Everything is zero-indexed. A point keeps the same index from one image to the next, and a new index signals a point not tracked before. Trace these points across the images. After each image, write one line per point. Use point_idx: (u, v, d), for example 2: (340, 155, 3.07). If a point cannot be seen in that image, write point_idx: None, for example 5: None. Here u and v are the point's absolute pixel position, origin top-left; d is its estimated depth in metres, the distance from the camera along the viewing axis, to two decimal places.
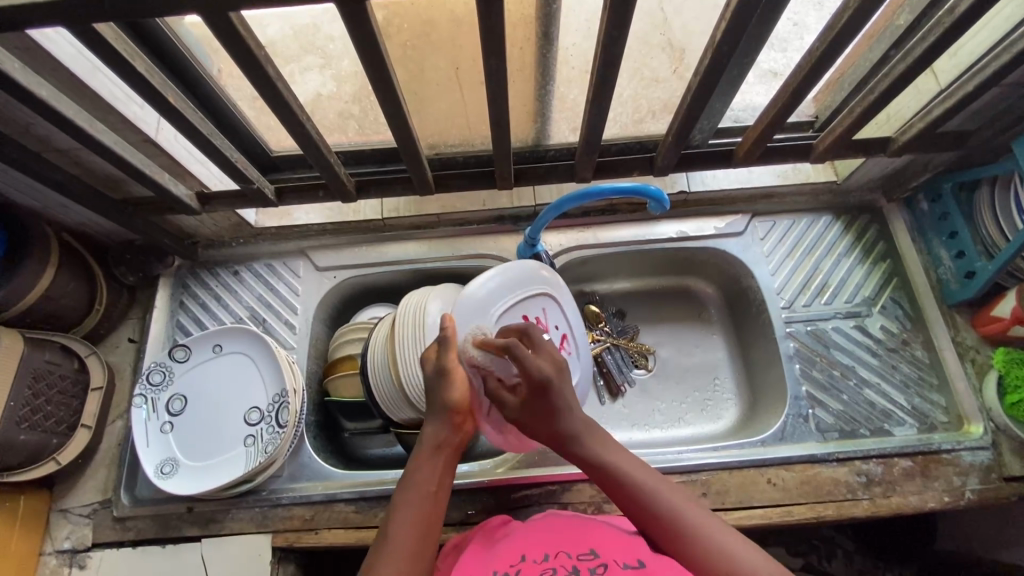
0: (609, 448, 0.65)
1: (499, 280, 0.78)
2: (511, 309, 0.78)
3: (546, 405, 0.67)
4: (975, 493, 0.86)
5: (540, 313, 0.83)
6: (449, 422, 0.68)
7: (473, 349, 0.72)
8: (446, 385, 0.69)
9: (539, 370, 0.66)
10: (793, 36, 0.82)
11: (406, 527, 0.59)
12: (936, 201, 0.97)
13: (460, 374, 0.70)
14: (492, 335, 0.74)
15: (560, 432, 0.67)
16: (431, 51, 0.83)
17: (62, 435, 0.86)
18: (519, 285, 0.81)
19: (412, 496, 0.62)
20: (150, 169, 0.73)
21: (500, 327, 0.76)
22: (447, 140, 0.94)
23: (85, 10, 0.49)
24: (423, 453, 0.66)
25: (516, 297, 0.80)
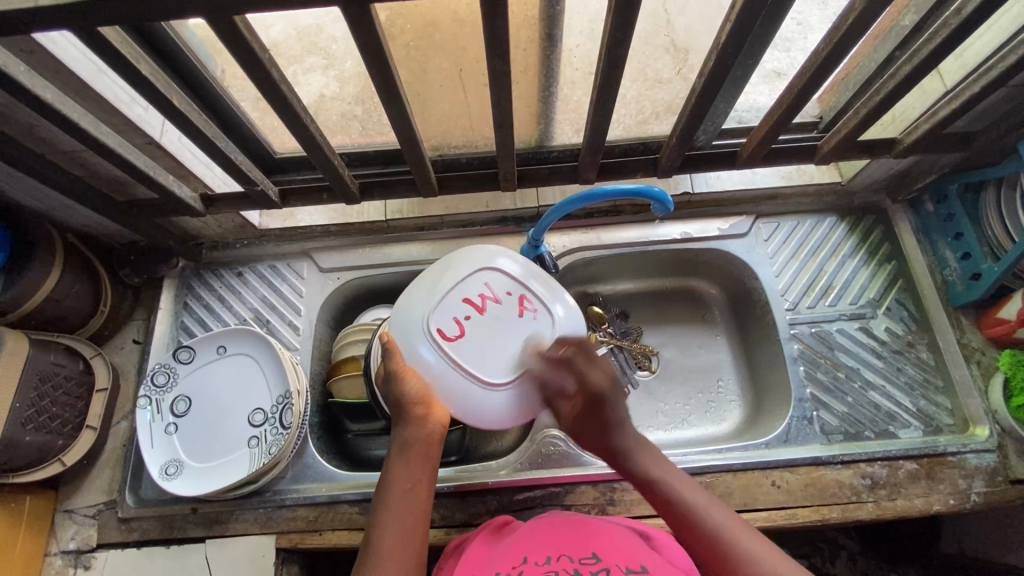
0: (674, 477, 0.65)
1: (443, 269, 0.78)
2: (454, 292, 0.75)
3: (599, 420, 0.68)
4: (980, 496, 0.85)
5: (500, 282, 0.77)
6: (411, 420, 0.68)
7: (418, 351, 0.73)
8: (398, 387, 0.70)
9: (595, 383, 0.69)
10: (797, 35, 0.89)
11: (388, 533, 0.61)
12: (942, 202, 0.96)
13: (408, 372, 0.71)
14: (437, 329, 0.73)
15: (611, 447, 0.68)
16: (433, 53, 0.87)
17: (67, 437, 0.86)
18: (463, 265, 0.77)
19: (392, 499, 0.63)
20: (155, 172, 0.74)
21: (448, 317, 0.74)
22: (450, 142, 0.90)
23: (90, 13, 0.49)
24: (393, 458, 0.67)
25: (463, 277, 0.76)
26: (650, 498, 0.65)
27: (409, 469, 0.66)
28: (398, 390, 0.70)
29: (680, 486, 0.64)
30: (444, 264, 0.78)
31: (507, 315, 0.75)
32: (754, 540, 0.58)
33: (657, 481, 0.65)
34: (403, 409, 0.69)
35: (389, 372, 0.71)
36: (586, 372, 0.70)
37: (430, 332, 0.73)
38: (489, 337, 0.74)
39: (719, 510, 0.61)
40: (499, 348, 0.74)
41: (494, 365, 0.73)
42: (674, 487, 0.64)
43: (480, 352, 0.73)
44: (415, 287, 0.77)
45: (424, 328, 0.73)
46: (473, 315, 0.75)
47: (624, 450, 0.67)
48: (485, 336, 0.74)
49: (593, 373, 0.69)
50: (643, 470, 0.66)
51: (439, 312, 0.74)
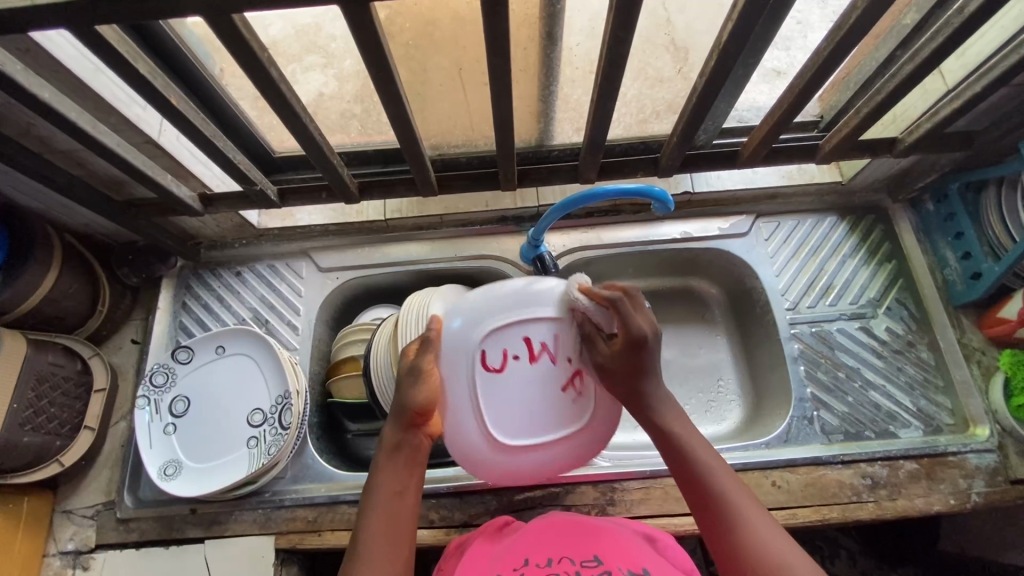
0: (696, 440, 0.65)
1: (508, 296, 0.67)
2: (512, 327, 0.66)
3: (635, 365, 0.64)
4: (981, 496, 0.85)
5: (568, 343, 0.67)
6: (410, 425, 0.65)
7: (456, 363, 0.67)
8: (412, 385, 0.66)
9: (638, 327, 0.63)
10: (797, 33, 0.87)
11: (374, 536, 0.60)
12: (942, 201, 0.96)
13: (432, 376, 0.66)
14: (482, 352, 0.66)
15: (642, 393, 0.66)
16: (433, 51, 0.85)
17: (65, 438, 0.86)
18: (540, 304, 0.67)
19: (379, 502, 0.62)
20: (153, 171, 0.73)
21: (497, 346, 0.66)
22: (450, 141, 0.91)
23: (87, 12, 0.49)
24: (383, 459, 0.65)
25: (524, 315, 0.66)
26: (663, 448, 0.66)
27: (399, 474, 0.64)
28: (406, 391, 0.66)
29: (697, 446, 0.64)
30: (512, 291, 0.67)
31: (552, 378, 0.67)
32: (760, 516, 0.58)
33: (676, 436, 0.65)
34: (406, 411, 0.65)
35: (411, 367, 0.66)
36: (630, 316, 0.64)
37: (474, 351, 0.66)
38: (524, 387, 0.67)
39: (730, 477, 0.61)
40: (529, 401, 0.67)
41: (512, 415, 0.67)
42: (692, 448, 0.64)
43: (506, 400, 0.67)
44: (473, 300, 0.68)
45: (470, 346, 0.66)
46: (522, 358, 0.67)
47: (653, 398, 0.66)
48: (522, 385, 0.67)
49: (637, 318, 0.64)
50: (663, 422, 0.66)
51: (493, 337, 0.66)
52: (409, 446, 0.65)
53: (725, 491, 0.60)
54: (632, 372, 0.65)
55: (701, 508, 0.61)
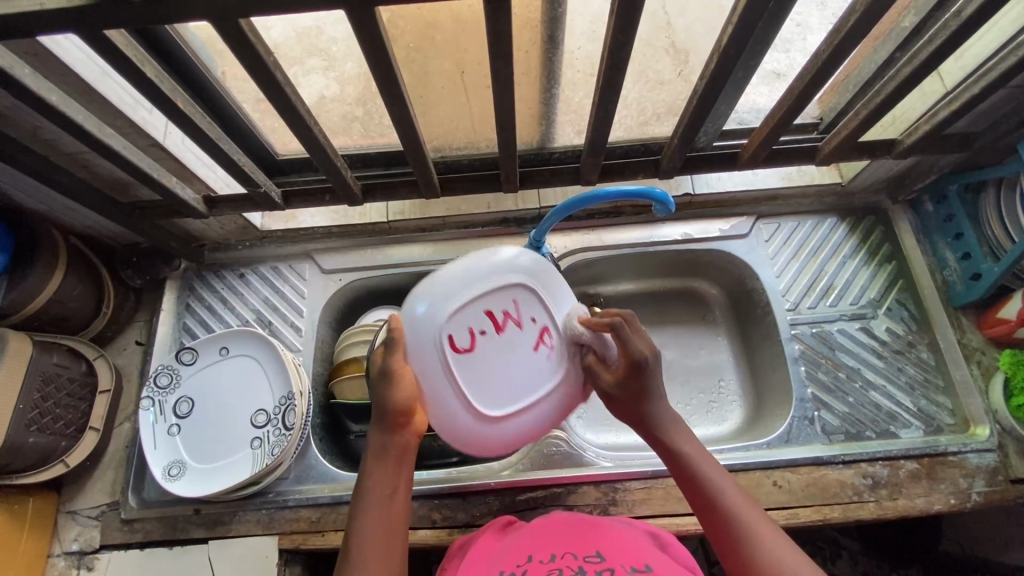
0: (701, 454, 0.65)
1: (458, 276, 0.65)
2: (472, 304, 0.64)
3: (638, 389, 0.66)
4: (982, 496, 0.86)
5: (528, 303, 0.67)
6: (394, 427, 0.64)
7: (424, 351, 0.64)
8: (389, 388, 0.64)
9: (638, 352, 0.64)
10: (796, 36, 0.88)
11: (368, 545, 0.59)
12: (942, 203, 0.97)
13: (405, 375, 0.64)
14: (450, 337, 0.63)
15: (645, 412, 0.67)
16: (433, 54, 0.87)
17: (70, 438, 0.86)
18: (494, 273, 0.66)
19: (370, 506, 0.62)
20: (159, 174, 0.74)
21: (464, 325, 0.64)
22: (452, 144, 0.91)
23: (96, 17, 0.49)
24: (371, 463, 0.64)
25: (481, 289, 0.65)
26: (673, 468, 0.66)
27: (386, 475, 0.64)
28: (384, 393, 0.64)
29: (705, 463, 0.64)
30: (459, 270, 0.65)
31: (523, 342, 0.66)
32: (772, 534, 0.58)
33: (685, 455, 0.65)
34: (387, 414, 0.64)
35: (386, 368, 0.64)
36: (629, 341, 0.64)
37: (442, 337, 0.63)
38: (496, 357, 0.65)
39: (740, 494, 0.62)
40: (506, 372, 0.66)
41: (494, 387, 0.66)
42: (701, 466, 0.64)
43: (483, 373, 0.65)
44: (427, 289, 0.64)
45: (436, 331, 0.63)
46: (490, 332, 0.65)
47: (656, 416, 0.67)
48: (491, 357, 0.65)
49: (632, 342, 0.64)
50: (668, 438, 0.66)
51: (454, 317, 0.63)
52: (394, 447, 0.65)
53: (737, 509, 0.60)
54: (637, 397, 0.67)
55: (714, 529, 0.61)
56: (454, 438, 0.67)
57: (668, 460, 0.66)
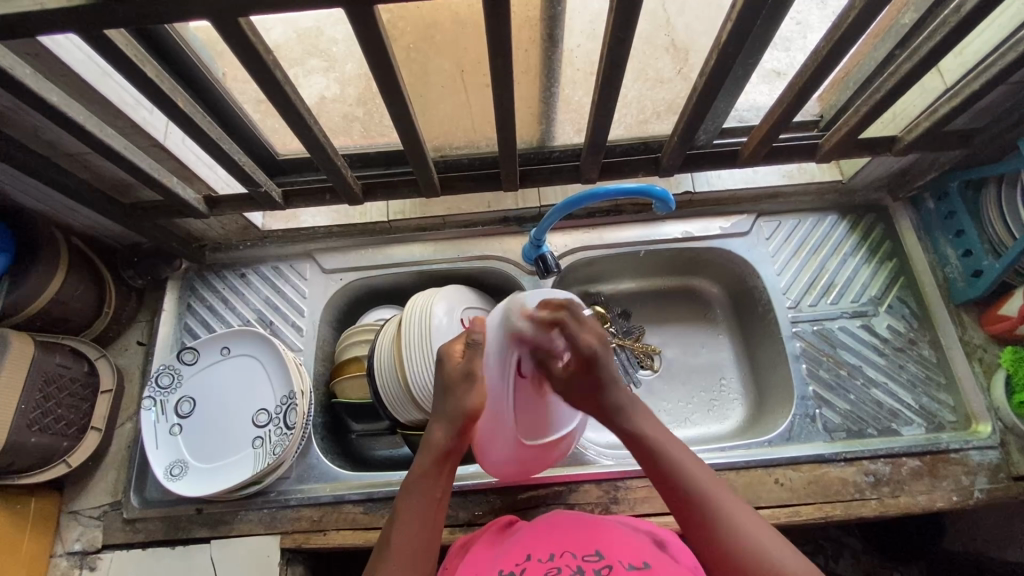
0: (667, 439, 0.69)
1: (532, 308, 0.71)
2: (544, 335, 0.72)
3: (593, 380, 0.69)
4: (984, 493, 0.85)
5: None
6: (456, 432, 0.67)
7: (493, 367, 0.70)
8: (467, 389, 0.68)
9: (588, 345, 0.68)
10: (796, 35, 0.85)
11: (409, 539, 0.63)
12: (943, 199, 0.96)
13: (485, 382, 0.69)
14: (516, 360, 0.70)
15: (601, 403, 0.70)
16: (434, 54, 0.85)
17: (72, 438, 0.86)
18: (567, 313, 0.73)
19: (416, 505, 0.65)
20: (159, 174, 0.74)
21: (530, 353, 0.71)
22: (452, 143, 0.93)
23: (95, 16, 0.49)
24: (428, 463, 0.67)
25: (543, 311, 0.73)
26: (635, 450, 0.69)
27: (437, 481, 0.66)
28: (462, 397, 0.68)
29: (672, 449, 0.67)
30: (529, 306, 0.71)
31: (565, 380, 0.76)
32: (742, 509, 0.62)
33: (649, 439, 0.68)
34: (461, 417, 0.67)
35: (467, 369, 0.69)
36: (577, 334, 0.68)
37: (510, 358, 0.69)
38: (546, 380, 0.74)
39: (702, 470, 0.66)
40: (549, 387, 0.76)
41: (539, 419, 0.75)
42: (667, 450, 0.67)
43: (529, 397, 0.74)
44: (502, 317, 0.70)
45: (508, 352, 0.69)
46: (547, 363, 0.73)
47: (617, 407, 0.70)
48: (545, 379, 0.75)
49: (584, 334, 0.68)
50: (632, 426, 0.69)
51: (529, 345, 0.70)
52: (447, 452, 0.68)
53: (702, 487, 0.64)
54: (595, 385, 0.69)
55: (679, 505, 0.64)
56: (501, 456, 0.76)
57: (635, 449, 0.69)
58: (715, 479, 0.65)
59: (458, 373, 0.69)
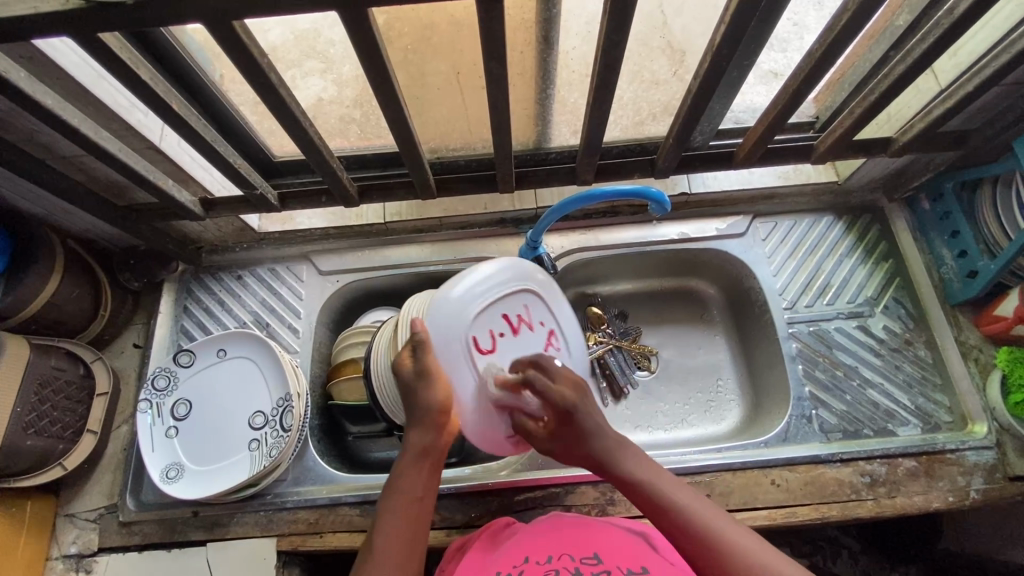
0: (658, 477, 0.66)
1: (473, 278, 0.72)
2: (489, 302, 0.73)
3: (571, 431, 0.70)
4: (980, 493, 0.86)
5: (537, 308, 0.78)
6: (432, 428, 0.68)
7: (453, 358, 0.70)
8: (426, 388, 0.68)
9: (563, 399, 0.69)
10: (793, 36, 0.83)
11: (392, 536, 0.62)
12: (938, 200, 0.96)
13: (440, 376, 0.68)
14: (474, 338, 0.71)
15: (586, 455, 0.70)
16: (431, 57, 0.83)
17: (68, 441, 0.86)
18: (513, 277, 0.75)
19: (399, 503, 0.65)
20: (154, 176, 0.74)
21: (485, 328, 0.72)
22: (448, 144, 0.94)
23: (88, 20, 0.49)
24: (408, 463, 0.68)
25: (494, 278, 0.73)
26: (633, 496, 0.66)
27: (418, 477, 0.67)
28: (425, 393, 0.68)
29: (666, 485, 0.64)
30: (465, 282, 0.71)
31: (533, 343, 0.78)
32: (747, 535, 0.58)
33: (640, 479, 0.66)
34: (430, 414, 0.68)
35: (419, 369, 0.67)
36: (549, 392, 0.70)
37: (467, 339, 0.71)
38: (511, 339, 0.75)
39: (704, 504, 0.62)
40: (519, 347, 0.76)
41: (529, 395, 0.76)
42: (659, 485, 0.64)
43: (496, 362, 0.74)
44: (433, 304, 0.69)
45: (462, 334, 0.70)
46: (508, 334, 0.74)
47: (602, 455, 0.69)
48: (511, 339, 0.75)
49: (555, 389, 0.70)
50: (623, 469, 0.67)
51: (480, 320, 0.72)
52: (425, 449, 0.68)
53: (707, 519, 0.59)
54: (576, 440, 0.70)
55: (685, 542, 0.59)
56: (479, 436, 0.74)
57: (630, 491, 0.66)
58: (715, 510, 0.61)
59: (409, 375, 0.68)
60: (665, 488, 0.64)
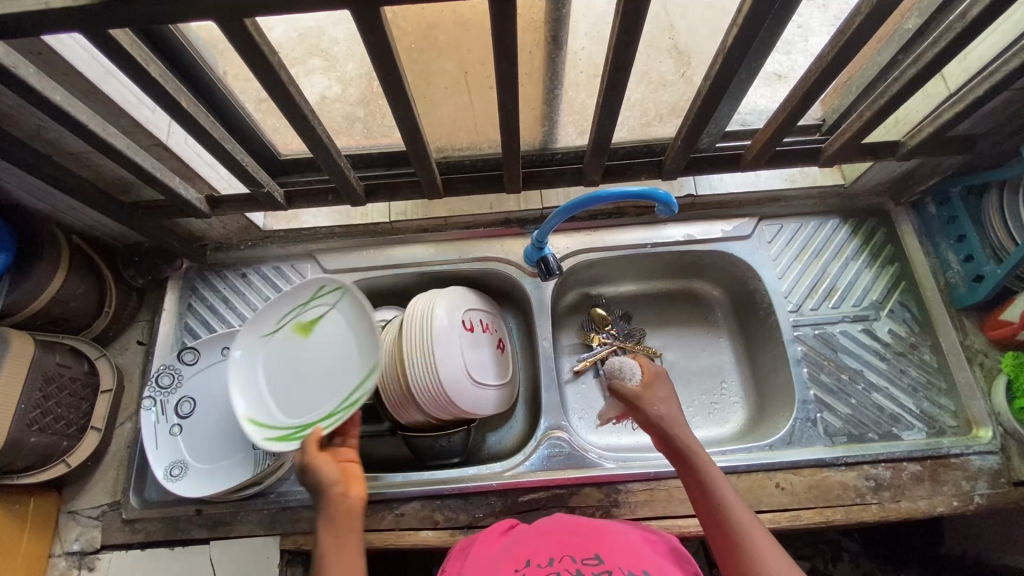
0: (704, 458, 0.69)
1: (287, 327, 0.82)
2: (458, 311, 0.89)
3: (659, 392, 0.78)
4: (984, 498, 0.86)
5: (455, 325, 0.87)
6: (325, 503, 0.69)
7: (479, 343, 0.90)
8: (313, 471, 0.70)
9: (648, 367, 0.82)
10: (798, 37, 0.88)
11: None
12: (945, 205, 0.96)
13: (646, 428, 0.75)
14: (469, 330, 0.89)
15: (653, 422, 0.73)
16: (438, 55, 0.87)
17: (72, 438, 0.86)
18: (446, 299, 0.89)
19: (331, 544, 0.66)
20: (161, 173, 0.73)
21: (463, 329, 0.88)
22: (455, 144, 0.92)
23: (97, 15, 0.49)
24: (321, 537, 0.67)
25: (269, 338, 0.82)
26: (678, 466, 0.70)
27: (344, 536, 0.66)
28: (320, 478, 0.69)
29: (705, 464, 0.68)
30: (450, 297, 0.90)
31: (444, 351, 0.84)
32: (750, 518, 0.63)
33: (686, 453, 0.69)
34: (323, 490, 0.69)
35: (302, 462, 0.71)
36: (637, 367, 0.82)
37: (470, 330, 0.90)
38: (304, 376, 0.80)
39: (733, 494, 0.66)
40: (289, 404, 0.79)
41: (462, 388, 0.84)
42: (703, 467, 0.68)
43: (328, 378, 0.79)
44: (331, 297, 0.82)
45: (470, 326, 0.90)
46: (466, 333, 0.89)
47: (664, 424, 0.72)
48: (298, 377, 0.80)
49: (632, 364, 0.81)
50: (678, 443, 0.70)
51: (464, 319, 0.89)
52: (344, 510, 0.68)
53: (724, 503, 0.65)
54: (648, 398, 0.76)
55: (705, 512, 0.66)
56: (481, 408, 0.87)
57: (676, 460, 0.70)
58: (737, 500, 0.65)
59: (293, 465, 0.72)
60: (704, 468, 0.68)
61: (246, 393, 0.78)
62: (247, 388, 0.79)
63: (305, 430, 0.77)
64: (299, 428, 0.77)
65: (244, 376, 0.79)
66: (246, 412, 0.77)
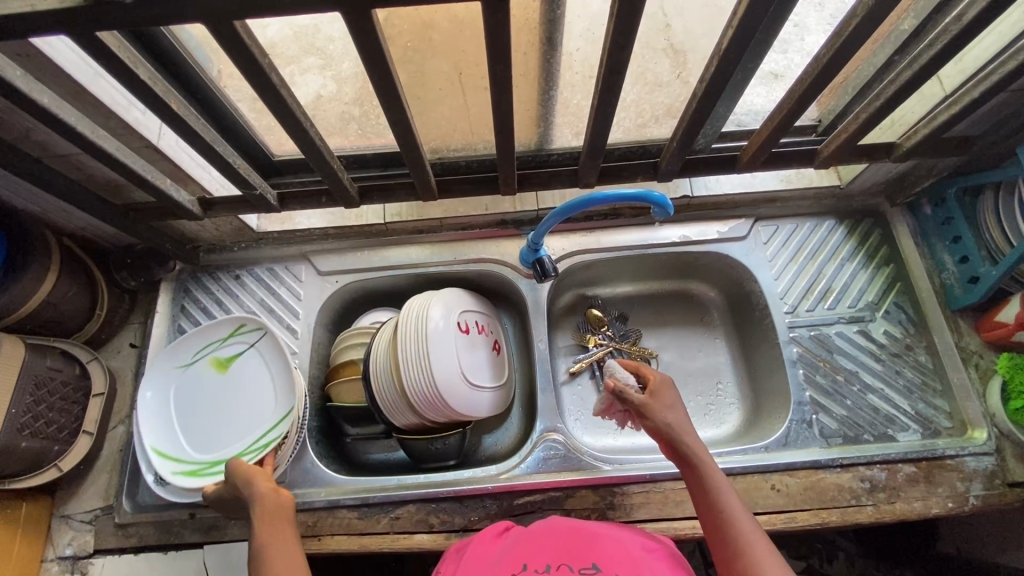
0: (709, 463, 0.69)
1: (203, 360, 0.90)
2: (455, 313, 0.89)
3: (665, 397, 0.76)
4: (979, 499, 0.86)
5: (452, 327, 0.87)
6: (255, 502, 0.71)
7: (474, 344, 0.90)
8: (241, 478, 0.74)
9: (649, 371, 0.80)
10: (794, 36, 0.87)
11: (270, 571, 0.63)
12: (940, 205, 0.96)
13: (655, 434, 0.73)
14: (465, 330, 0.89)
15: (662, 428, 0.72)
16: (432, 56, 0.86)
17: (63, 442, 0.85)
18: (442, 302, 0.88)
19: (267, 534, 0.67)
20: (152, 175, 0.73)
21: (459, 331, 0.88)
22: (450, 144, 0.91)
23: (84, 16, 0.48)
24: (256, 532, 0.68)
25: (185, 369, 0.89)
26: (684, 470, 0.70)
27: (280, 527, 0.68)
28: (247, 487, 0.73)
29: (710, 470, 0.68)
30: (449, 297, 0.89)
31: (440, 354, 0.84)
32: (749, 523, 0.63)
33: (691, 459, 0.69)
34: (253, 491, 0.72)
35: (233, 481, 0.75)
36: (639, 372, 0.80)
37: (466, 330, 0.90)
38: (218, 410, 0.88)
39: (735, 500, 0.66)
40: (198, 438, 0.86)
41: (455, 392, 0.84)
42: (706, 472, 0.68)
43: (241, 411, 0.87)
44: (250, 336, 0.90)
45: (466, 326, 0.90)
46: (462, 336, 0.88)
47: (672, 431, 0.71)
48: (211, 410, 0.88)
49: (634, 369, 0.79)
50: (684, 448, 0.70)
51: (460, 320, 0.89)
52: (275, 506, 0.71)
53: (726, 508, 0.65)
54: (657, 403, 0.74)
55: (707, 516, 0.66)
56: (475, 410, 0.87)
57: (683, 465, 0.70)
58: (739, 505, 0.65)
59: (227, 491, 0.76)
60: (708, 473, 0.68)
61: (159, 430, 0.85)
62: (161, 423, 0.86)
63: (213, 466, 0.84)
64: (207, 463, 0.84)
65: (158, 409, 0.87)
66: (153, 444, 0.84)
